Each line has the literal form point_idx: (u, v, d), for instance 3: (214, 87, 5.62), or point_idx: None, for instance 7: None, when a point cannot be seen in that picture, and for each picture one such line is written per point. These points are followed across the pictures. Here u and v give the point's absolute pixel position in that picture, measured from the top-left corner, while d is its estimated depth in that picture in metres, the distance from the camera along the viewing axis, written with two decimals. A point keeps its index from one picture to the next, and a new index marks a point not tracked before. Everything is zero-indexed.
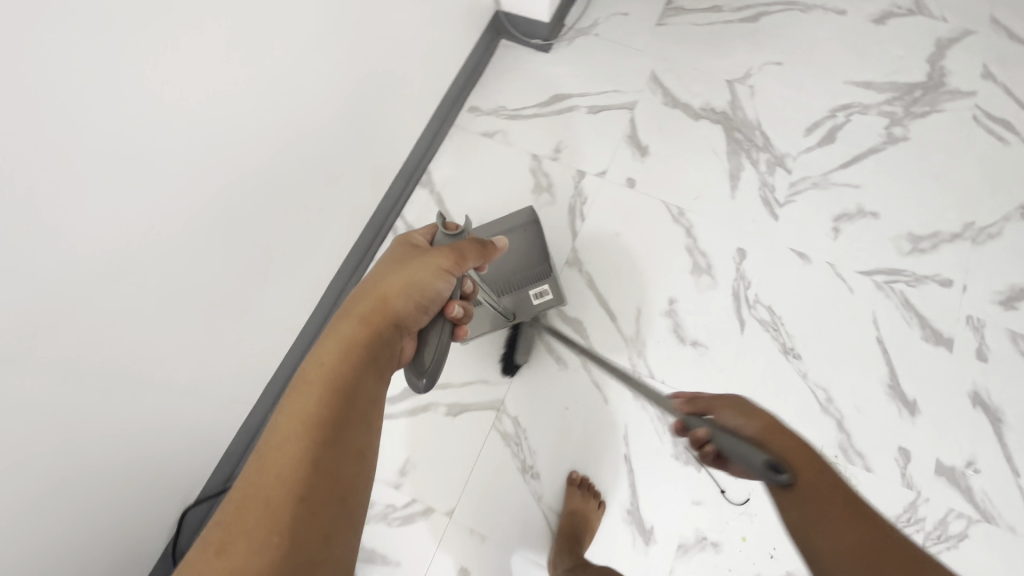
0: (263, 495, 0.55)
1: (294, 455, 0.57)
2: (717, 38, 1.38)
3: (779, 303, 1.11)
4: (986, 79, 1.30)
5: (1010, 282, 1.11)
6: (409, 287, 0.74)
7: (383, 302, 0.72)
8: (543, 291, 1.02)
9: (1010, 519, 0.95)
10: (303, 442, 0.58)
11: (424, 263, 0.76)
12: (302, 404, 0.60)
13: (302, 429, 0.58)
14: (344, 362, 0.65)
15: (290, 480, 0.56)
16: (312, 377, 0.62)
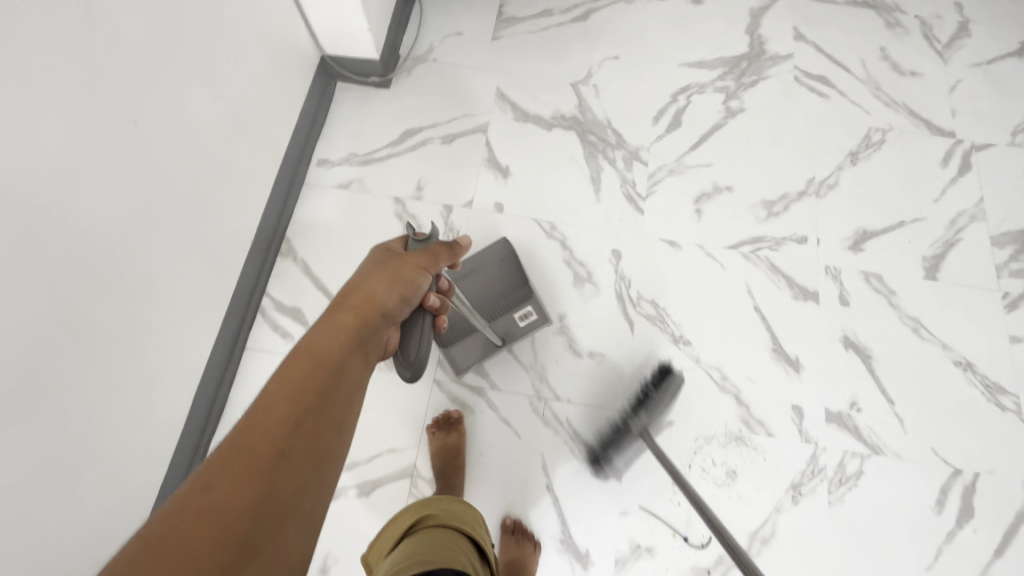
0: (248, 455, 0.51)
1: (281, 418, 0.54)
2: (553, 42, 1.38)
3: (661, 295, 1.14)
4: (798, 40, 1.40)
5: (855, 227, 1.21)
6: (393, 285, 0.71)
7: (368, 298, 0.69)
8: (528, 313, 1.03)
9: (895, 446, 1.03)
10: (301, 404, 0.56)
11: (408, 265, 0.75)
12: (297, 371, 0.58)
13: (302, 390, 0.57)
14: (336, 343, 0.63)
15: (274, 441, 0.52)
16: (312, 349, 0.61)
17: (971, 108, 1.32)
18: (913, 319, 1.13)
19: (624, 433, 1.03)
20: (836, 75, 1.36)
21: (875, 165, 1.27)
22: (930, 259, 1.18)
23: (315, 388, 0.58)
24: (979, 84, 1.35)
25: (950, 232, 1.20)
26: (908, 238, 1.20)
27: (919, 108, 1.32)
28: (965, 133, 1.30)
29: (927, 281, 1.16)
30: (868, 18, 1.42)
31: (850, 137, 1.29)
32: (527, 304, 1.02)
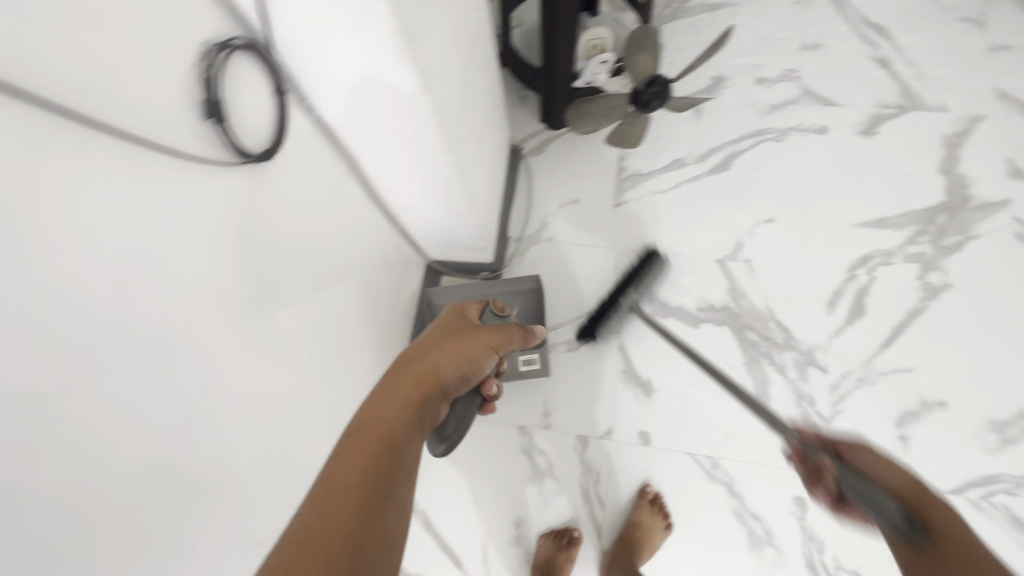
0: (310, 569, 0.39)
1: (353, 504, 0.44)
2: (688, 203, 1.15)
3: (864, 563, 0.91)
4: (1016, 177, 1.09)
5: None
6: (464, 350, 0.65)
7: (435, 365, 0.61)
8: (531, 359, 1.01)
9: None
10: (370, 500, 0.45)
11: (484, 334, 0.69)
12: (356, 460, 0.48)
13: (365, 483, 0.46)
14: (396, 416, 0.53)
15: (347, 527, 0.43)
16: (371, 426, 0.51)
17: None
18: None
19: None
20: None
21: None
22: None
23: (374, 475, 0.47)
24: None
25: None
26: None
27: None
28: None
29: None
30: None
31: None
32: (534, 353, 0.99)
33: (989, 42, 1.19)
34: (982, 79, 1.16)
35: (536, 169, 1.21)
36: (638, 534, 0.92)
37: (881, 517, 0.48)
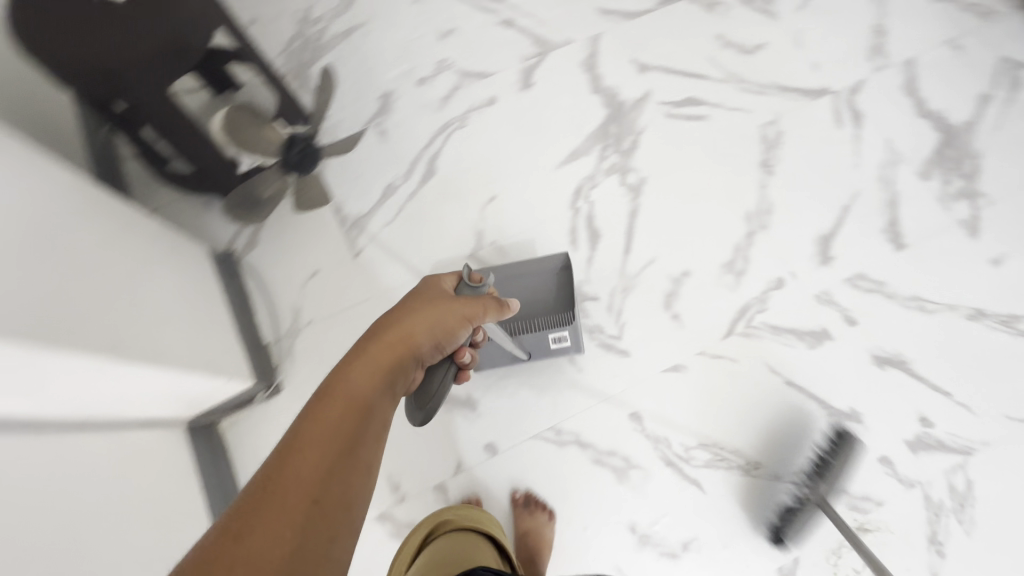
0: (277, 499, 0.48)
1: (316, 459, 0.51)
2: (418, 221, 1.17)
3: (702, 432, 1.03)
4: (645, 71, 1.28)
5: (816, 238, 1.16)
6: (434, 321, 0.69)
7: (405, 336, 0.66)
8: (563, 336, 1.02)
9: (979, 437, 1.02)
10: (334, 456, 0.52)
11: (459, 306, 0.72)
12: (329, 415, 0.55)
13: (331, 438, 0.53)
14: (369, 383, 0.60)
15: (309, 481, 0.50)
16: (344, 384, 0.58)
17: (827, 53, 1.30)
18: (914, 294, 1.12)
19: None
20: (699, 88, 1.27)
21: (790, 162, 1.22)
22: (892, 228, 1.16)
23: (337, 430, 0.54)
24: (819, 24, 1.32)
25: (889, 190, 1.19)
26: (860, 218, 1.17)
27: (788, 81, 1.28)
28: (840, 82, 1.28)
29: (902, 250, 1.15)
30: (689, 13, 1.34)
31: (753, 148, 1.23)
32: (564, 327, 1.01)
33: None
34: (585, 4, 1.34)
35: (258, 262, 1.13)
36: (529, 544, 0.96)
37: None
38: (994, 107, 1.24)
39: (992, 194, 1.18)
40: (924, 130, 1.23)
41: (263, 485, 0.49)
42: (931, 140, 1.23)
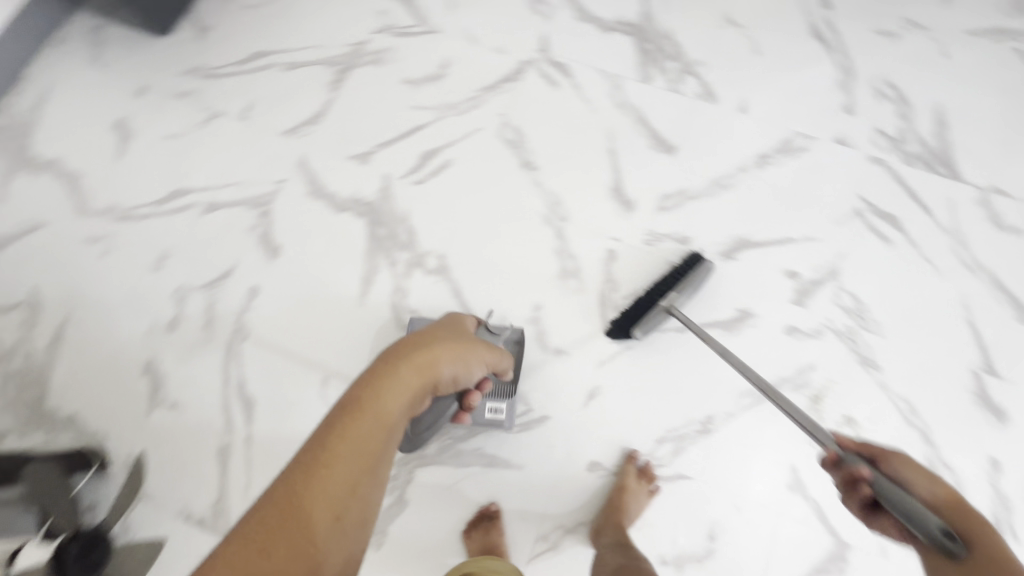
0: (311, 505, 0.58)
1: (343, 479, 0.60)
2: (281, 457, 1.04)
3: (651, 431, 1.02)
4: (368, 159, 1.22)
5: (611, 193, 1.17)
6: (455, 358, 0.78)
7: (432, 361, 0.74)
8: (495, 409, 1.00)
9: (831, 255, 1.11)
10: (362, 472, 0.62)
11: (477, 349, 0.83)
12: (356, 434, 0.63)
13: (364, 455, 0.62)
14: (397, 403, 0.67)
15: (337, 496, 0.60)
16: (377, 405, 0.65)
17: (502, 32, 1.30)
18: (712, 179, 1.17)
19: (806, 522, 0.97)
20: (424, 139, 1.23)
21: (544, 146, 1.21)
22: (657, 139, 1.20)
23: (370, 447, 0.63)
24: (477, 11, 1.31)
25: (632, 109, 1.23)
26: (629, 149, 1.20)
27: (490, 77, 1.27)
28: (529, 48, 1.29)
29: (678, 151, 1.19)
30: (367, 80, 1.28)
31: (507, 155, 1.21)
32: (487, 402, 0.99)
33: (238, 114, 1.26)
34: (270, 138, 1.24)
35: None
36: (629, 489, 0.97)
37: (922, 527, 0.59)
38: None
39: (701, 56, 1.26)
40: (618, 41, 1.28)
41: (296, 488, 0.59)
42: (629, 46, 1.28)
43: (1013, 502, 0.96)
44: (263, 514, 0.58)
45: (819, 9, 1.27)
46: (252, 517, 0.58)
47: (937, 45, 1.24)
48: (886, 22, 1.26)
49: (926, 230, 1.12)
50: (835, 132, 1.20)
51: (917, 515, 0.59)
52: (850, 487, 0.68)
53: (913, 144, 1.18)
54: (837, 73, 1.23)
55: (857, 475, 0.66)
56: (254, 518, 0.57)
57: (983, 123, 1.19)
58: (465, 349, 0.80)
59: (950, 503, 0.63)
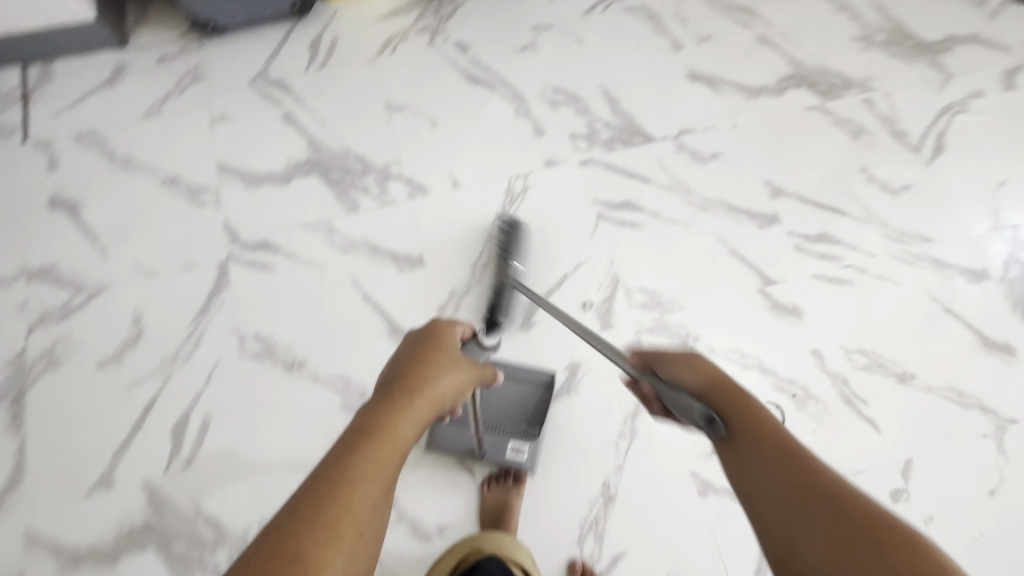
0: (328, 527, 0.50)
1: (365, 501, 0.53)
2: None
3: (568, 533, 0.98)
4: (112, 476, 0.98)
5: (392, 337, 1.08)
6: (460, 383, 0.71)
7: (440, 393, 0.67)
8: (518, 450, 1.00)
9: (606, 266, 1.15)
10: (378, 492, 0.55)
11: (478, 373, 0.74)
12: (375, 458, 0.56)
13: (382, 475, 0.56)
14: (409, 427, 0.61)
15: (361, 519, 0.52)
16: (388, 429, 0.59)
17: (180, 245, 1.12)
18: (471, 264, 1.14)
19: (730, 510, 1.00)
20: (164, 410, 1.02)
21: (298, 334, 1.08)
22: (400, 258, 1.14)
23: (388, 470, 0.56)
24: (139, 239, 1.12)
25: (359, 244, 1.14)
26: (381, 283, 1.12)
27: (197, 299, 1.09)
28: (220, 244, 1.13)
29: (426, 257, 1.14)
30: (56, 389, 1.03)
31: (266, 369, 1.05)
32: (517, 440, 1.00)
33: None
34: None
35: None
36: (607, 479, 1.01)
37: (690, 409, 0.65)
38: (306, 118, 1.24)
39: (390, 156, 1.21)
40: (305, 187, 1.19)
41: (321, 507, 0.51)
42: (318, 184, 1.19)
43: (847, 376, 1.09)
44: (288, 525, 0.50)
45: (462, 58, 1.31)
46: (276, 526, 0.50)
47: (568, 37, 1.33)
48: (520, 40, 1.33)
49: (657, 196, 1.21)
50: (541, 156, 1.23)
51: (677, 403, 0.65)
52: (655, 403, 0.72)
53: (604, 130, 1.26)
54: (511, 105, 1.27)
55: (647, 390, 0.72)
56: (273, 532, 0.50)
57: (640, 81, 1.30)
58: (467, 375, 0.72)
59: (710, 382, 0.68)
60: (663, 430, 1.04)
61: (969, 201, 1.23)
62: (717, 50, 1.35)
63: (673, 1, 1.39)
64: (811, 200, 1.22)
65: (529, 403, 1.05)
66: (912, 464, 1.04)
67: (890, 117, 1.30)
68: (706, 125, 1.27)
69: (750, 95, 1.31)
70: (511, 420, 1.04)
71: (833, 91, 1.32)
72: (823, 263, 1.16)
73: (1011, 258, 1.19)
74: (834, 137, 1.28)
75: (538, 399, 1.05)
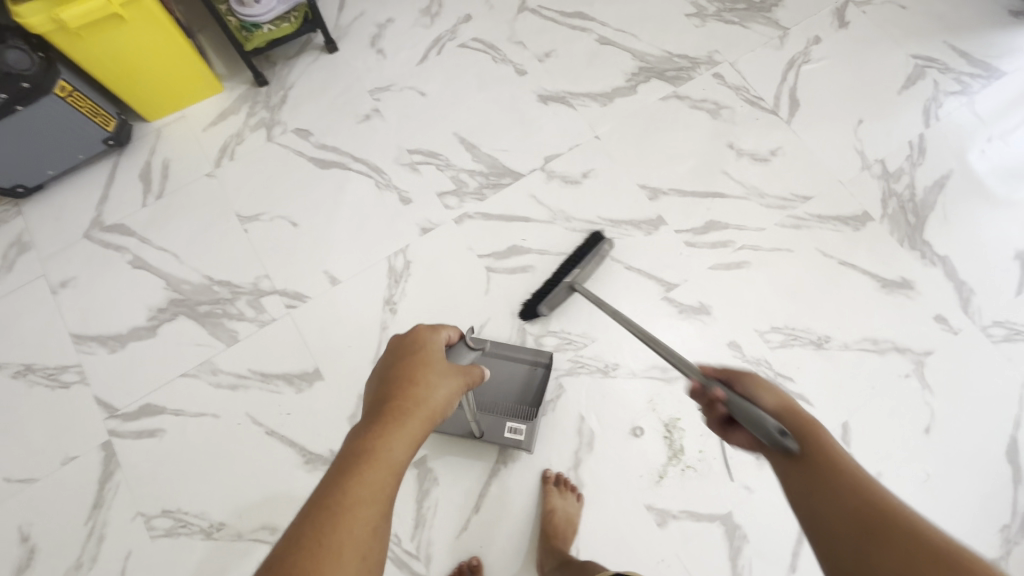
0: (328, 557, 0.47)
1: (362, 521, 0.50)
2: None
3: None
4: None
5: (309, 466, 1.01)
6: (449, 389, 0.66)
7: (429, 404, 0.63)
8: (517, 431, 1.00)
9: (509, 320, 1.11)
10: (375, 514, 0.52)
11: (465, 378, 0.69)
12: (366, 478, 0.53)
13: (379, 495, 0.53)
14: (400, 442, 0.58)
15: (360, 541, 0.50)
16: (380, 449, 0.56)
17: (54, 439, 1.02)
18: (372, 360, 1.08)
19: (696, 531, 0.99)
20: None
21: (209, 495, 1.00)
22: (297, 378, 1.07)
23: (383, 490, 0.53)
24: (6, 449, 1.01)
25: (250, 376, 1.07)
26: (284, 411, 1.05)
27: (87, 492, 0.99)
28: (97, 423, 1.03)
29: (323, 368, 1.07)
30: None
31: (183, 545, 0.96)
32: (516, 423, 1.00)
33: None
34: None
35: None
36: (560, 521, 0.96)
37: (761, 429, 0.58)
38: (157, 257, 1.15)
39: (258, 271, 1.14)
40: (175, 333, 1.10)
41: (321, 532, 0.49)
42: (189, 324, 1.10)
43: (769, 358, 1.09)
44: (286, 551, 0.48)
45: (307, 145, 1.24)
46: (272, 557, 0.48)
47: (410, 93, 1.29)
48: (362, 109, 1.27)
49: (541, 232, 1.18)
50: (414, 225, 1.18)
51: (742, 412, 0.60)
52: (711, 408, 0.67)
53: (470, 179, 1.22)
54: (370, 179, 1.21)
55: (712, 395, 0.65)
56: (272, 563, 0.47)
57: (494, 118, 1.27)
58: (455, 380, 0.67)
59: (784, 405, 0.61)
60: (607, 472, 1.02)
61: (835, 149, 1.25)
62: (561, 64, 1.32)
63: (505, 26, 1.36)
64: (690, 191, 1.20)
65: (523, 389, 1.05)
66: (851, 426, 1.05)
67: (742, 86, 1.31)
68: (569, 145, 1.24)
69: (605, 101, 1.29)
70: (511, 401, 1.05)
71: (683, 74, 1.31)
72: (717, 252, 1.16)
73: (888, 193, 1.22)
74: (696, 121, 1.27)
75: (538, 379, 1.05)
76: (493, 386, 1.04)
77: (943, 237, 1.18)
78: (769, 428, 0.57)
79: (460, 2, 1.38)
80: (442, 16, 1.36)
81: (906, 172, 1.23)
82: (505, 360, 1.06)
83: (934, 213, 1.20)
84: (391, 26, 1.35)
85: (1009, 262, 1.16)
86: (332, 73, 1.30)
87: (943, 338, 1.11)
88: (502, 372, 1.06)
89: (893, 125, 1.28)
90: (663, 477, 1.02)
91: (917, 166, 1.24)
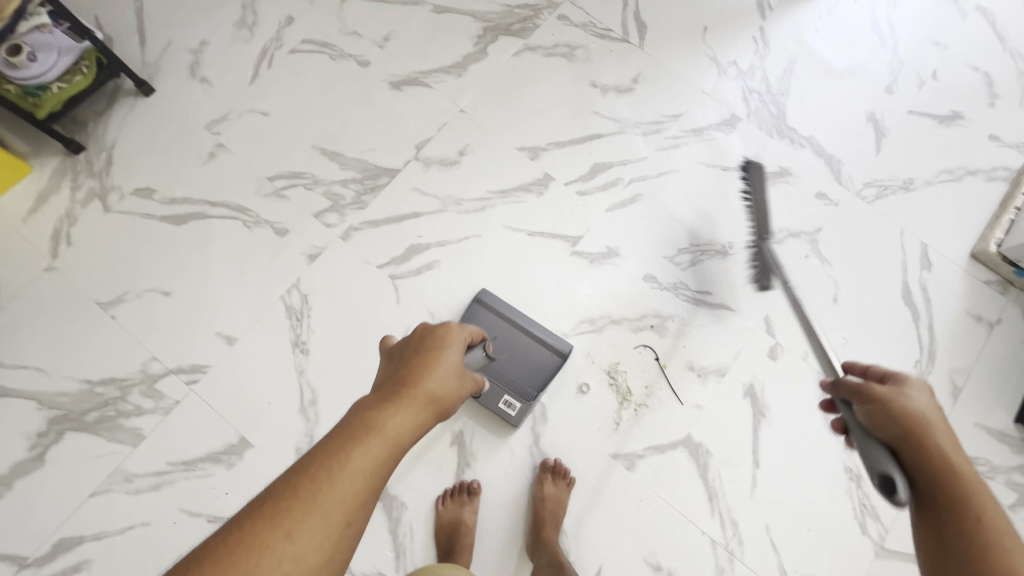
0: (314, 507, 0.47)
1: (352, 492, 0.48)
2: None
3: None
4: None
5: None
6: (462, 381, 0.62)
7: (440, 389, 0.59)
8: (514, 404, 1.01)
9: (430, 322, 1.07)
10: (367, 483, 0.49)
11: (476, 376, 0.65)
12: (366, 451, 0.51)
13: (375, 468, 0.50)
14: (410, 423, 0.54)
15: (348, 510, 0.48)
16: (383, 424, 0.53)
17: None
18: (299, 409, 1.01)
19: (663, 462, 1.02)
20: None
21: None
22: (224, 454, 0.98)
23: (377, 464, 0.50)
24: None
25: (170, 469, 0.97)
26: (222, 490, 0.96)
27: None
28: None
29: (249, 435, 0.99)
30: None
31: None
32: (511, 396, 1.01)
33: None
34: None
35: None
36: (552, 507, 0.96)
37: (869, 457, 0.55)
38: (17, 377, 1.00)
39: (143, 356, 1.02)
40: (67, 453, 0.97)
41: (315, 492, 0.47)
42: (80, 438, 0.97)
43: (683, 280, 1.12)
44: (280, 499, 0.47)
45: (152, 204, 1.10)
46: (263, 501, 0.47)
47: (250, 116, 1.17)
48: (202, 147, 1.14)
49: (435, 223, 1.13)
50: (300, 255, 1.09)
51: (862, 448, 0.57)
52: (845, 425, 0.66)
53: (345, 190, 1.14)
54: (236, 221, 1.10)
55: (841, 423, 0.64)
56: (261, 506, 0.47)
57: (350, 120, 1.18)
58: (468, 374, 0.63)
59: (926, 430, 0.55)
60: (568, 437, 1.03)
61: (691, 62, 1.27)
62: (403, 44, 1.24)
63: (332, 18, 1.25)
64: (567, 141, 1.19)
65: (535, 367, 1.04)
66: (771, 318, 1.11)
67: (588, 21, 1.29)
68: (436, 127, 1.19)
69: (459, 71, 1.23)
70: (521, 374, 1.03)
71: (528, 24, 1.28)
72: (609, 194, 1.16)
73: (747, 91, 1.26)
74: (553, 68, 1.25)
75: (551, 368, 1.03)
76: (514, 361, 1.03)
77: (805, 120, 1.24)
78: (883, 475, 0.53)
79: (275, 3, 1.25)
80: (260, 23, 1.24)
81: (758, 66, 1.28)
82: (521, 332, 1.05)
83: (791, 99, 1.26)
84: (207, 48, 1.21)
85: (863, 126, 1.24)
86: (155, 116, 1.16)
87: (828, 212, 1.18)
88: (518, 344, 1.04)
89: (735, 24, 1.31)
90: (619, 423, 1.03)
91: (765, 58, 1.29)
